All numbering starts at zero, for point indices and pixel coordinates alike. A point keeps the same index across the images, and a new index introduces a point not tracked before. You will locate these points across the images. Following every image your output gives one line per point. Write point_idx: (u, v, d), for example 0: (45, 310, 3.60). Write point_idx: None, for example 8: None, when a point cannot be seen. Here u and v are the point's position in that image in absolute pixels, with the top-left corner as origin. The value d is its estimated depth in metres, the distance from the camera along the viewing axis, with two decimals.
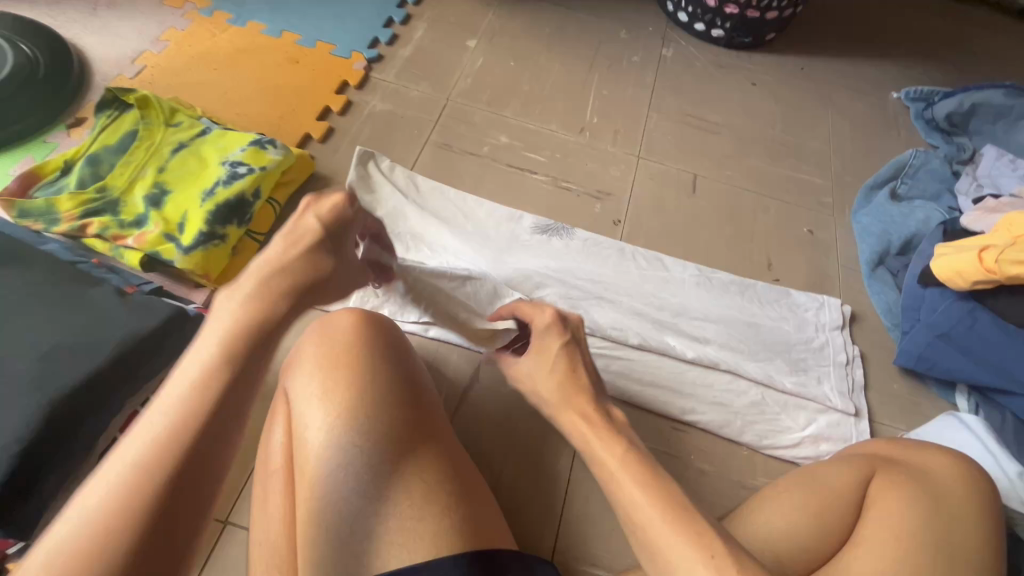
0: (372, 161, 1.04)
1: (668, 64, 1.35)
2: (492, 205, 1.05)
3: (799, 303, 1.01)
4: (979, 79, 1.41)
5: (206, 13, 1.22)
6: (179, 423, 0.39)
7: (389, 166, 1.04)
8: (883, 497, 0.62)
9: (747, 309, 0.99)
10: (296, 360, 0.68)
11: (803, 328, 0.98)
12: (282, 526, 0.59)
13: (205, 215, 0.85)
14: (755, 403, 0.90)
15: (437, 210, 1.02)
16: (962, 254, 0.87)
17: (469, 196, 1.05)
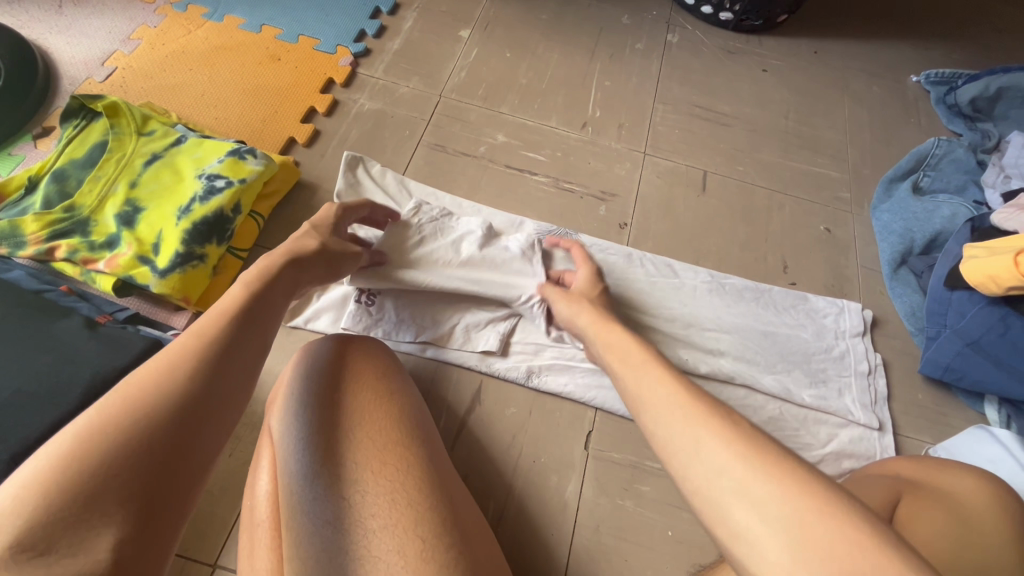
0: (361, 165, 0.96)
1: (673, 51, 1.27)
2: (491, 211, 0.98)
3: (817, 308, 0.95)
4: (1003, 58, 1.33)
5: (180, 7, 1.15)
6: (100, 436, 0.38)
7: (380, 171, 0.97)
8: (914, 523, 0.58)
9: (763, 317, 0.93)
10: (283, 395, 0.64)
11: (822, 336, 0.92)
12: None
13: (181, 234, 0.79)
14: (773, 418, 0.85)
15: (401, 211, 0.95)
16: (995, 259, 0.80)
17: (465, 202, 0.99)
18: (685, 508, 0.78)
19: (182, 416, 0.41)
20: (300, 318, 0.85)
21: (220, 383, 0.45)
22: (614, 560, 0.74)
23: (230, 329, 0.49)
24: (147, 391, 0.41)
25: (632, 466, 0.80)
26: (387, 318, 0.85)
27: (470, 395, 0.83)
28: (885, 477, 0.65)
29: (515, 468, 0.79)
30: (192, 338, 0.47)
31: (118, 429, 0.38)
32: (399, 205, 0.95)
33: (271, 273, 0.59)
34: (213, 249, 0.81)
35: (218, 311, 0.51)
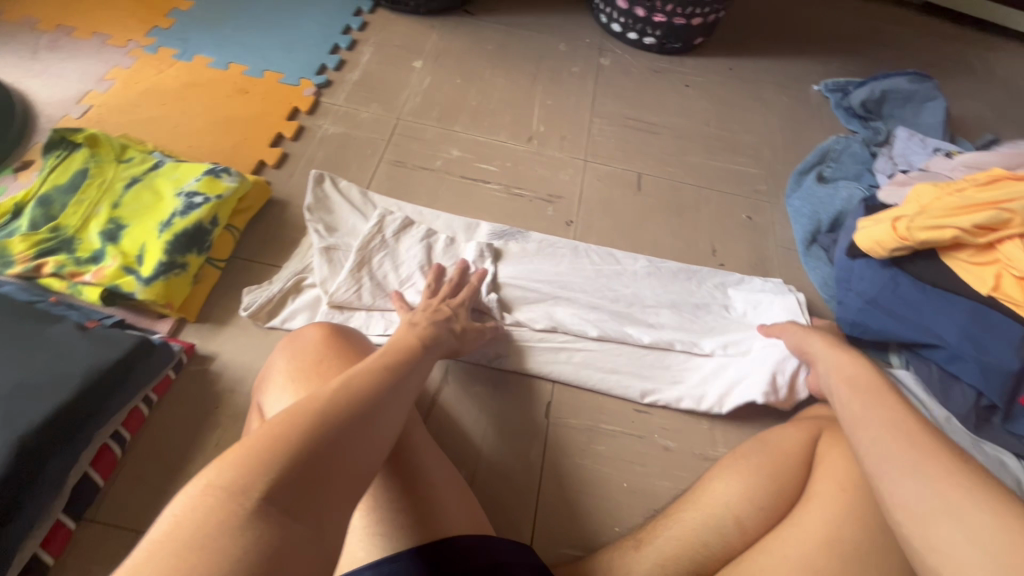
0: (327, 181, 1.07)
1: (606, 72, 1.43)
2: (448, 216, 1.08)
3: (745, 283, 1.08)
4: (887, 67, 1.54)
5: (151, 50, 1.25)
6: (288, 433, 0.41)
7: (347, 186, 1.07)
8: (830, 454, 0.72)
9: (693, 293, 1.04)
10: (269, 377, 0.73)
11: (755, 306, 1.03)
12: None
13: (163, 245, 0.86)
14: (711, 374, 0.94)
15: (340, 222, 1.02)
16: (877, 227, 0.95)
17: (426, 209, 1.09)
18: (637, 463, 0.87)
19: (360, 420, 0.45)
20: (277, 319, 0.92)
21: (377, 415, 0.47)
22: (578, 512, 0.82)
23: (385, 374, 0.53)
24: (336, 395, 0.46)
25: (588, 429, 0.89)
26: (357, 315, 0.94)
27: (437, 377, 0.91)
28: (820, 419, 0.80)
29: (482, 438, 0.86)
30: (358, 375, 0.51)
31: (303, 428, 0.42)
32: (364, 215, 1.04)
33: (420, 336, 0.71)
34: (194, 258, 0.88)
35: (384, 357, 0.58)
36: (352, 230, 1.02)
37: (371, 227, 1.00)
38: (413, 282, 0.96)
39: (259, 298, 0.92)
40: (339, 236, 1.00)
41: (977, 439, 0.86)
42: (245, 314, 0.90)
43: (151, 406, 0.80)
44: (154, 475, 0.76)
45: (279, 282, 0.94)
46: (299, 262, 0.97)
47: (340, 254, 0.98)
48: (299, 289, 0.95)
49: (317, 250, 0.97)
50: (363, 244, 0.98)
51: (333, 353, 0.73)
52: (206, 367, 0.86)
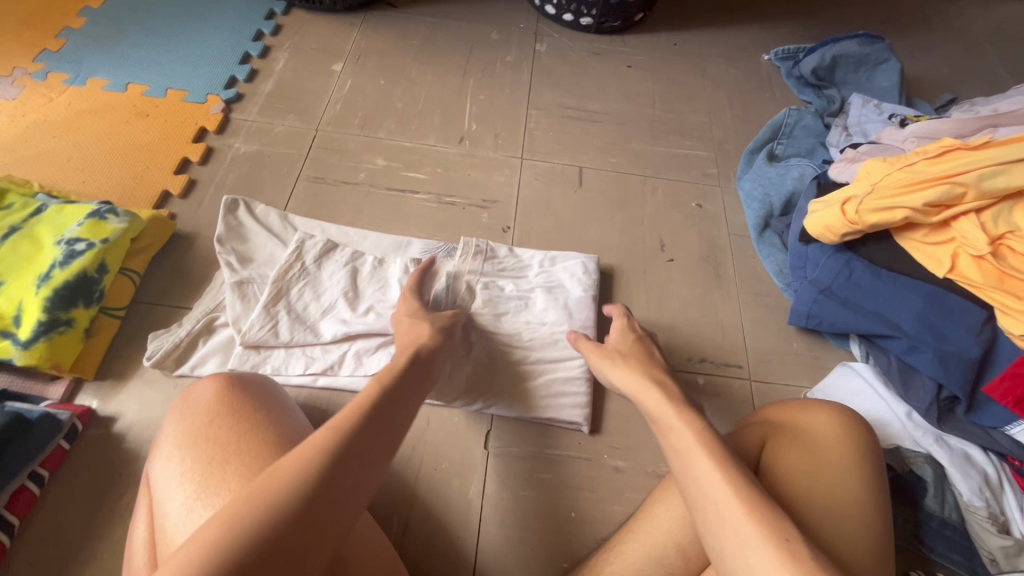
0: (242, 207, 0.98)
1: (543, 59, 1.34)
2: (378, 235, 1.00)
3: (506, 263, 0.97)
4: (840, 29, 1.46)
5: (40, 77, 1.14)
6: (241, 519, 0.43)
7: (263, 210, 0.98)
8: (780, 458, 0.65)
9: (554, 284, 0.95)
10: (158, 442, 0.65)
11: (554, 286, 0.95)
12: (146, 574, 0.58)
13: (42, 302, 0.79)
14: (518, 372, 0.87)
15: (253, 252, 0.93)
16: (827, 210, 0.88)
17: (352, 229, 1.00)
18: (586, 487, 0.82)
19: (307, 508, 0.45)
20: (186, 366, 0.83)
21: (345, 482, 0.48)
22: (522, 550, 0.76)
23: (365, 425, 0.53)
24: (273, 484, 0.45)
25: (532, 456, 0.83)
26: (276, 353, 0.85)
27: None
28: (761, 423, 0.72)
29: (416, 476, 0.80)
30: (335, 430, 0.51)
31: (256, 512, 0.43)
32: (282, 240, 0.95)
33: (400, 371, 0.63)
34: (81, 312, 0.81)
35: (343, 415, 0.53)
36: (265, 263, 0.92)
37: (289, 254, 0.91)
38: (335, 311, 0.88)
39: (165, 344, 0.84)
40: (250, 271, 0.91)
41: (940, 433, 0.82)
42: (150, 364, 0.82)
43: (42, 483, 0.74)
44: (51, 560, 0.70)
45: (187, 325, 0.85)
46: (211, 300, 0.89)
47: (255, 288, 0.89)
48: (212, 329, 0.86)
49: (229, 286, 0.88)
50: (280, 275, 0.88)
51: (225, 410, 0.65)
52: (108, 430, 0.79)
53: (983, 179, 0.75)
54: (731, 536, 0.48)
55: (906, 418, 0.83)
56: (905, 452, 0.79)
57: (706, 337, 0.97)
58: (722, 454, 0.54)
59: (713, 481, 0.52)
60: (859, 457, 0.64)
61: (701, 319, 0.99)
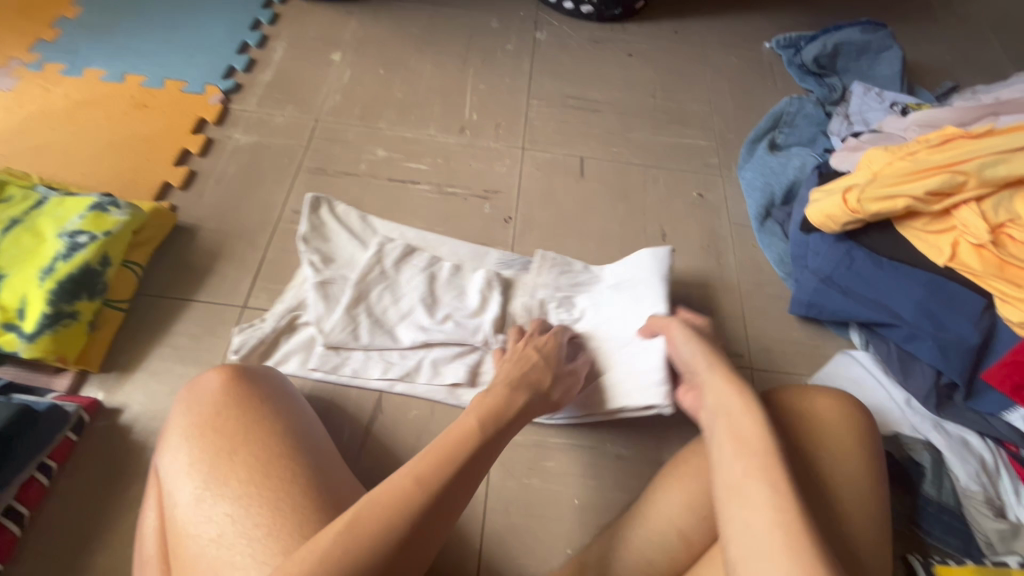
0: (325, 205, 0.98)
1: (543, 47, 1.33)
2: (455, 242, 0.99)
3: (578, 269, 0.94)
4: (841, 17, 1.46)
5: (36, 67, 1.13)
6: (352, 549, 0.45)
7: (344, 211, 0.98)
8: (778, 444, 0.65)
9: (622, 284, 0.90)
10: (166, 434, 0.66)
11: (626, 282, 0.90)
12: (158, 561, 0.59)
13: (45, 295, 0.79)
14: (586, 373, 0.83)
15: (334, 253, 0.94)
16: (828, 199, 0.88)
17: (356, 212, 0.99)
18: (589, 476, 0.83)
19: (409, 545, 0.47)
20: (267, 363, 0.84)
21: (447, 516, 0.50)
22: (525, 538, 0.77)
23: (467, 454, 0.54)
24: (386, 515, 0.47)
25: (535, 445, 0.84)
26: (355, 355, 0.86)
27: (370, 408, 0.84)
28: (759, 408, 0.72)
29: None
30: (435, 461, 0.52)
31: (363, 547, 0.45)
32: (362, 242, 0.95)
33: (480, 440, 0.55)
34: (85, 305, 0.81)
35: (398, 502, 0.48)
36: (345, 266, 0.92)
37: (369, 257, 0.92)
38: (413, 316, 0.88)
39: (250, 338, 0.84)
40: (331, 273, 0.91)
41: (938, 419, 0.83)
42: (236, 357, 0.83)
43: (51, 474, 0.74)
44: (60, 550, 0.70)
45: (273, 320, 0.86)
46: (294, 297, 0.89)
47: (336, 288, 0.89)
48: (293, 327, 0.87)
49: (312, 286, 0.88)
50: (362, 277, 0.89)
51: (231, 403, 0.65)
52: (114, 421, 0.79)
53: (985, 167, 0.76)
54: (760, 524, 0.48)
55: (905, 404, 0.85)
56: (904, 439, 0.80)
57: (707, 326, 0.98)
58: (769, 449, 0.53)
59: (742, 469, 0.52)
60: (853, 444, 0.64)
61: (702, 308, 1.00)
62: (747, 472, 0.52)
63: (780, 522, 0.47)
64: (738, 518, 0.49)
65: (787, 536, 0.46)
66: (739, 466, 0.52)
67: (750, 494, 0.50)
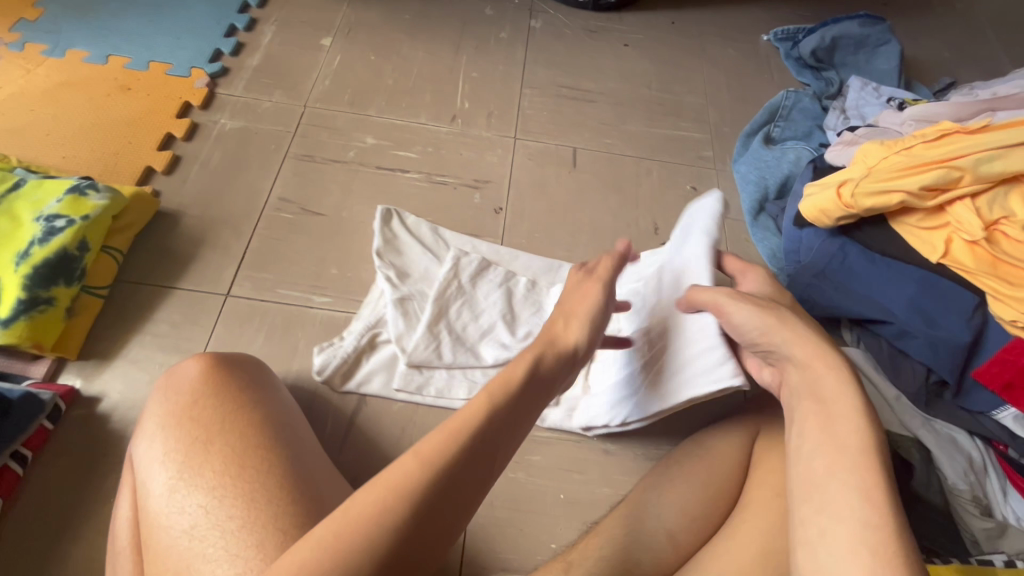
0: (395, 218, 0.97)
1: (537, 36, 1.31)
2: (528, 255, 0.96)
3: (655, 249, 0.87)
4: (839, 10, 1.44)
5: (17, 47, 1.10)
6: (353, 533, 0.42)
7: (416, 222, 0.96)
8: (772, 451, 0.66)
9: (678, 242, 0.75)
10: (142, 423, 0.64)
11: (685, 232, 0.74)
12: (131, 555, 0.57)
13: (21, 280, 0.77)
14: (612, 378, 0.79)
15: (407, 266, 0.92)
16: (823, 193, 0.87)
17: (425, 223, 0.97)
18: (576, 470, 0.82)
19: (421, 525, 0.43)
20: (352, 382, 0.83)
21: (460, 491, 0.46)
22: (511, 532, 0.77)
23: (485, 424, 0.49)
24: (390, 495, 0.43)
25: (522, 438, 0.83)
26: (437, 374, 0.84)
27: (353, 398, 0.83)
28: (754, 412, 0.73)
29: None
30: (444, 438, 0.47)
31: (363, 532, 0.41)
32: (436, 256, 0.93)
33: (496, 415, 0.50)
34: (63, 291, 0.79)
35: (397, 483, 0.44)
36: (420, 281, 0.90)
37: (446, 271, 0.88)
38: (494, 333, 0.85)
39: (332, 358, 0.83)
40: (407, 288, 0.88)
41: (927, 417, 0.83)
42: (320, 379, 0.82)
43: (27, 463, 0.73)
44: (36, 540, 0.69)
45: (352, 338, 0.85)
46: (372, 314, 0.87)
47: (416, 305, 0.87)
48: (375, 345, 0.85)
49: (391, 302, 0.86)
50: (440, 292, 0.86)
51: (210, 391, 0.64)
52: (92, 410, 0.78)
53: (981, 164, 0.75)
54: (832, 526, 0.46)
55: (895, 403, 0.84)
56: (893, 437, 0.80)
57: None
58: (857, 447, 0.49)
59: (819, 463, 0.50)
60: None
61: None
62: (831, 473, 0.49)
63: (861, 525, 0.45)
64: (823, 529, 0.46)
65: (876, 560, 0.42)
66: (827, 468, 0.49)
67: (836, 502, 0.47)
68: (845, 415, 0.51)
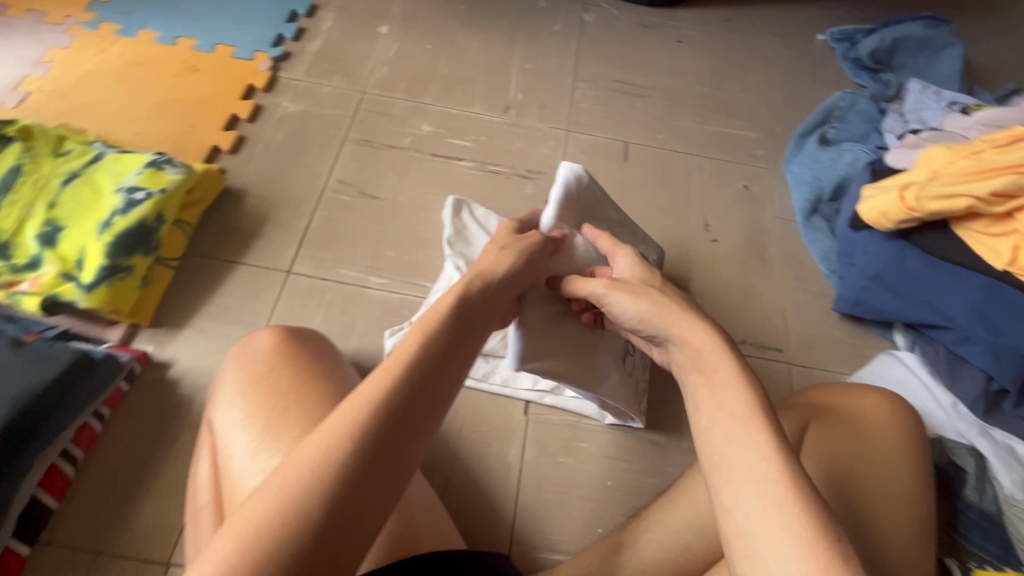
0: (465, 209, 0.97)
1: (590, 29, 1.31)
2: None
3: (588, 207, 0.74)
4: (898, 12, 1.41)
5: (92, 26, 1.14)
6: (302, 482, 0.40)
7: (484, 214, 0.97)
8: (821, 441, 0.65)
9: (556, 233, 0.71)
10: (218, 386, 0.67)
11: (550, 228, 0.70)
12: (212, 510, 0.60)
13: (104, 248, 0.82)
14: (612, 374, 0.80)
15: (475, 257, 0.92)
16: (884, 196, 0.86)
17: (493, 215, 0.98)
18: (623, 459, 0.83)
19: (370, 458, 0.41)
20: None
21: (405, 420, 0.44)
22: (559, 515, 0.78)
23: (418, 361, 0.47)
24: (334, 440, 0.41)
25: (570, 425, 0.85)
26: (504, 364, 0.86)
27: None
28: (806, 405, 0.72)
29: (457, 438, 0.82)
30: (380, 380, 0.45)
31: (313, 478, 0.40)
32: None
33: (427, 354, 0.48)
34: (140, 260, 0.84)
35: (340, 426, 0.42)
36: None
37: None
38: None
39: None
40: None
41: (985, 425, 0.81)
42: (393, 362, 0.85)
43: (104, 421, 0.77)
44: (112, 495, 0.73)
45: None
46: None
47: None
48: None
49: None
50: None
51: (284, 361, 0.67)
52: (163, 375, 0.81)
53: None
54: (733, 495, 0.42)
55: (951, 410, 0.83)
56: (947, 443, 0.79)
57: (747, 318, 0.97)
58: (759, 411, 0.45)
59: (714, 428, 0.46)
60: (904, 445, 0.64)
61: (743, 301, 0.99)
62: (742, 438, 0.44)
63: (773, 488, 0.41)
64: (735, 498, 0.41)
65: (785, 516, 0.39)
66: (724, 435, 0.44)
67: (736, 468, 0.42)
68: (728, 382, 0.47)
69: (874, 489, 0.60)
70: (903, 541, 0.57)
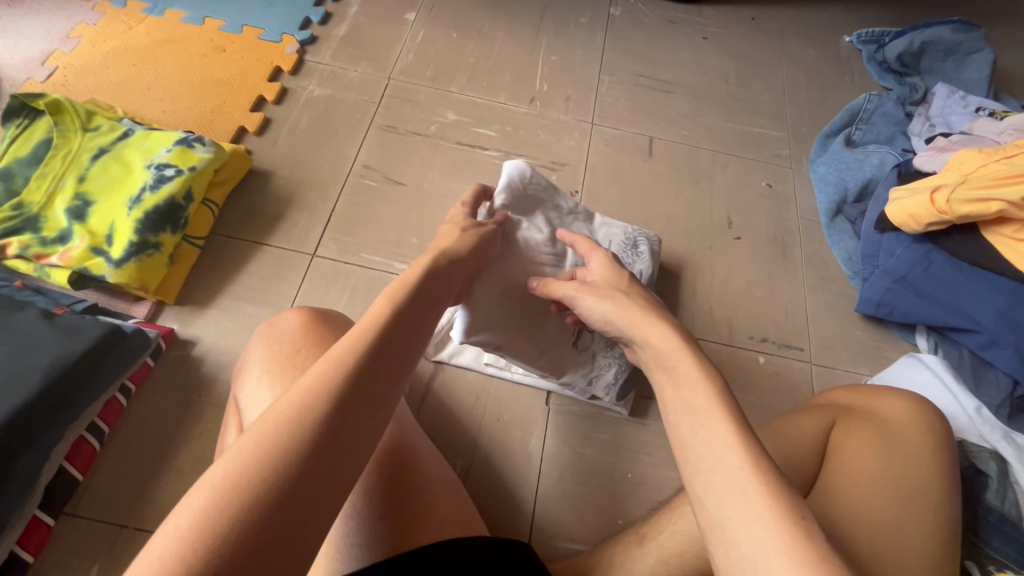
0: None
1: (617, 24, 1.31)
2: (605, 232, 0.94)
3: (537, 200, 0.76)
4: (926, 15, 1.40)
5: (120, 3, 1.14)
6: (275, 441, 0.36)
7: None
8: (848, 442, 0.65)
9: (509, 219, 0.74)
10: (245, 365, 0.68)
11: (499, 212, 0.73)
12: None
13: (133, 224, 0.82)
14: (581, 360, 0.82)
15: None
16: (914, 198, 0.86)
17: None
18: (643, 452, 0.83)
19: (344, 419, 0.38)
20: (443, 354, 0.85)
21: (378, 386, 0.42)
22: (578, 505, 0.78)
23: (387, 331, 0.46)
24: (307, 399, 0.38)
25: (592, 416, 0.85)
26: None
27: (430, 363, 0.86)
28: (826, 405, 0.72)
29: (478, 425, 0.82)
30: (351, 345, 0.43)
31: (286, 436, 0.36)
32: None
33: (395, 325, 0.47)
34: (168, 237, 0.84)
35: (309, 388, 0.39)
36: None
37: None
38: None
39: None
40: None
41: (1008, 429, 0.81)
42: None
43: (130, 397, 0.77)
44: (136, 469, 0.73)
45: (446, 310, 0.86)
46: None
47: None
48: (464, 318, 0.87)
49: None
50: None
51: (312, 342, 0.67)
52: (188, 352, 0.82)
53: None
54: (721, 481, 0.40)
55: (975, 414, 0.82)
56: (969, 446, 0.79)
57: (769, 317, 0.97)
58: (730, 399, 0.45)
59: (684, 417, 0.44)
60: (928, 449, 0.64)
61: (764, 300, 0.99)
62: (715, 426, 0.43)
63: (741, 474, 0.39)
64: (705, 486, 0.40)
65: (750, 507, 0.38)
66: (689, 429, 0.44)
67: (703, 457, 0.42)
68: (690, 378, 0.47)
69: (893, 489, 0.60)
70: (920, 545, 0.57)
